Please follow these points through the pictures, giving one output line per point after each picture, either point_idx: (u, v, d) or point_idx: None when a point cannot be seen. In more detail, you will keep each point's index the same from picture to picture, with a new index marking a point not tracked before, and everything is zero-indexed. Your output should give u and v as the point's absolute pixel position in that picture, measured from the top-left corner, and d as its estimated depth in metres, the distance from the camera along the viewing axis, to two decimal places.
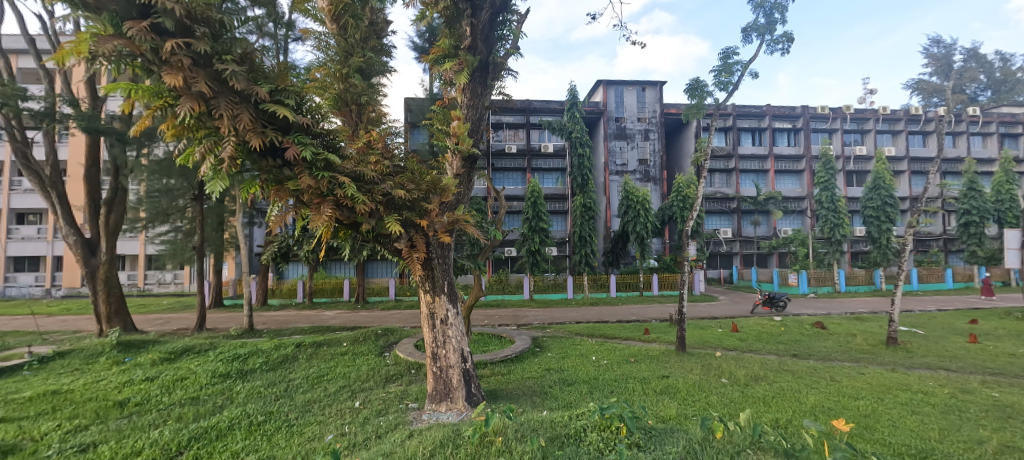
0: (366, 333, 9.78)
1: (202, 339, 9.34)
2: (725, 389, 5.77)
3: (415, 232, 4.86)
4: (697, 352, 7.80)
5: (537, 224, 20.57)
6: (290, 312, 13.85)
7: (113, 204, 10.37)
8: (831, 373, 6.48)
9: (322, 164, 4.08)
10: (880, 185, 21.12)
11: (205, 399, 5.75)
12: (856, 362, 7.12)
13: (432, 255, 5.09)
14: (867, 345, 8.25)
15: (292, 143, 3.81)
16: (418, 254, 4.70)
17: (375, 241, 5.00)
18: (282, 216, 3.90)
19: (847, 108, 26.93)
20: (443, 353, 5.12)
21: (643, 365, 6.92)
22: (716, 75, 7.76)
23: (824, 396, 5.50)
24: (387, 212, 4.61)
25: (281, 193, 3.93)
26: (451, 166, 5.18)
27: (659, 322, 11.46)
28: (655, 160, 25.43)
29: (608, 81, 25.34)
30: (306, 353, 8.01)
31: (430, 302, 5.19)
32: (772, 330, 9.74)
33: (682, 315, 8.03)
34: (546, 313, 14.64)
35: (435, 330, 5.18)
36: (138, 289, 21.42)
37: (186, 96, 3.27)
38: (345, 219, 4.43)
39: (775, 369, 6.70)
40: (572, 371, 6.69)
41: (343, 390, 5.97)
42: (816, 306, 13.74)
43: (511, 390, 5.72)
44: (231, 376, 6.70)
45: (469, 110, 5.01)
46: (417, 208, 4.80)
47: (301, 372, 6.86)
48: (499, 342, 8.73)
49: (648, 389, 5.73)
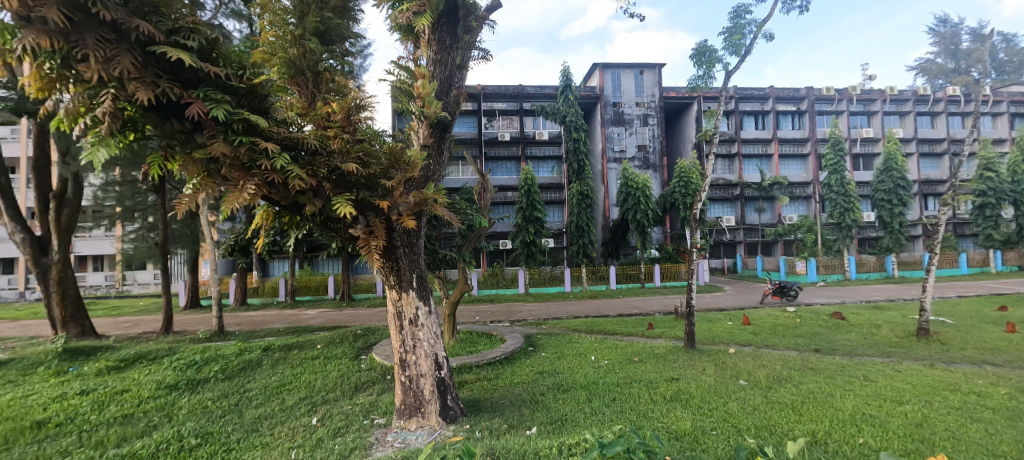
0: (344, 333, 8.98)
1: (164, 344, 8.52)
2: (748, 393, 4.95)
3: (375, 215, 4.03)
4: (707, 349, 6.98)
5: (531, 214, 19.78)
6: (270, 312, 13.03)
7: (65, 198, 9.39)
8: (864, 372, 5.69)
9: (242, 126, 3.20)
10: (891, 167, 20.35)
11: (140, 418, 4.92)
12: (887, 358, 6.33)
13: (398, 245, 4.23)
14: (894, 336, 7.45)
15: (197, 98, 2.97)
16: (376, 241, 3.83)
17: (329, 229, 4.16)
18: (192, 196, 3.08)
19: (853, 88, 26.07)
20: (413, 359, 4.30)
21: (649, 366, 6.09)
22: (726, 38, 6.87)
23: (861, 400, 4.72)
24: (337, 190, 3.79)
25: (189, 166, 3.09)
26: (418, 135, 4.34)
27: (662, 315, 10.68)
28: (654, 146, 24.49)
29: (603, 65, 24.56)
30: (272, 358, 7.18)
31: (396, 300, 4.35)
32: (787, 322, 8.93)
33: (690, 308, 7.16)
34: (543, 308, 13.83)
35: (403, 332, 4.33)
36: (117, 291, 20.67)
37: (30, 27, 2.42)
38: (283, 200, 3.61)
39: (798, 367, 5.91)
40: (568, 374, 5.86)
41: (303, 403, 5.14)
42: (830, 295, 12.92)
43: (495, 400, 4.92)
44: (179, 388, 5.85)
45: (436, 66, 4.24)
46: (377, 187, 3.97)
47: (261, 381, 6.03)
48: (487, 342, 7.89)
49: (656, 395, 4.94)
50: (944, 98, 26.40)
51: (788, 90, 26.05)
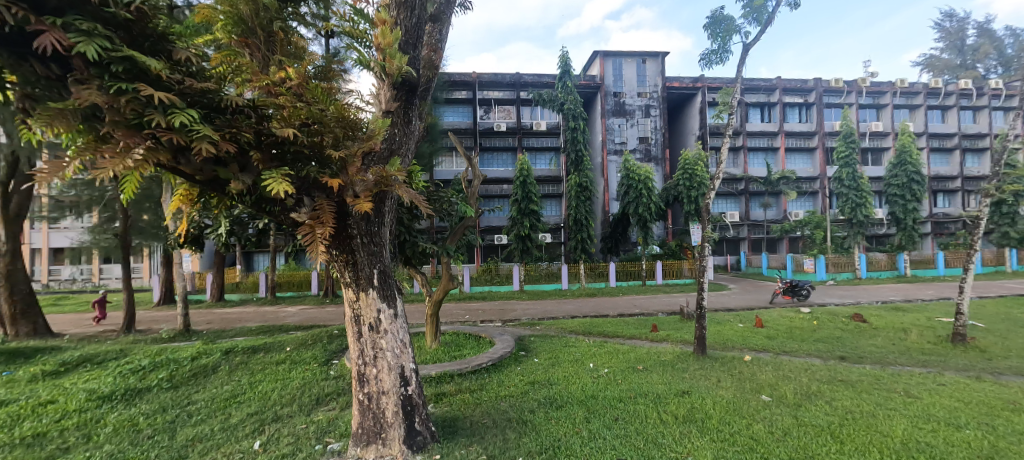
0: (319, 334, 8.18)
1: (119, 345, 7.73)
2: (775, 413, 4.19)
3: (323, 196, 3.24)
4: (719, 356, 6.22)
5: (527, 207, 19.08)
6: (247, 309, 12.22)
7: (12, 184, 8.44)
8: (902, 385, 4.95)
9: (130, 71, 2.40)
10: (905, 161, 19.56)
11: (51, 439, 4.12)
12: (925, 368, 5.59)
13: (353, 233, 3.42)
14: (926, 342, 6.72)
15: (53, 26, 2.15)
16: (323, 228, 3.00)
17: (270, 217, 3.39)
18: (61, 164, 2.30)
19: (862, 80, 25.27)
20: (374, 373, 3.53)
21: (655, 376, 5.33)
22: (746, 4, 6.08)
23: (908, 423, 3.98)
24: (270, 164, 2.99)
25: (53, 123, 2.29)
26: (378, 97, 3.55)
27: (666, 316, 9.95)
28: (656, 137, 23.68)
29: (604, 52, 23.69)
30: (232, 362, 6.40)
31: (353, 301, 3.56)
32: (803, 324, 8.19)
33: (701, 310, 6.39)
34: (538, 306, 13.11)
35: (361, 340, 3.55)
36: (94, 285, 20.58)
37: None
38: (198, 174, 2.84)
39: (826, 379, 5.16)
40: (564, 385, 5.10)
41: (250, 421, 4.36)
42: (844, 294, 12.23)
43: (476, 420, 4.15)
44: (113, 399, 5.06)
45: (401, 11, 3.47)
46: (325, 161, 3.18)
47: (210, 392, 5.25)
48: (475, 345, 7.16)
49: (666, 414, 4.17)
50: (956, 92, 25.72)
51: (796, 81, 25.26)
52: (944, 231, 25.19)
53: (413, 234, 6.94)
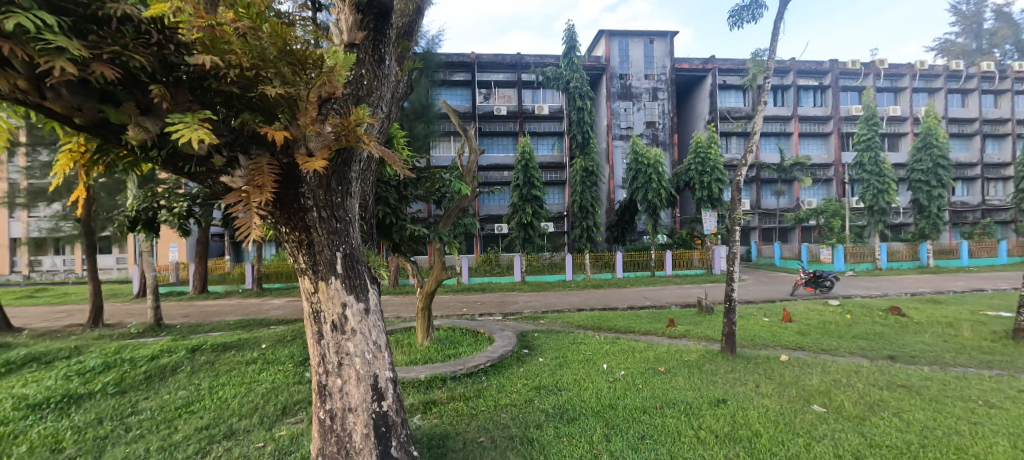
0: (300, 329, 7.41)
1: (76, 342, 6.98)
2: (836, 430, 3.41)
3: (263, 153, 2.41)
4: (751, 355, 5.44)
5: (529, 193, 18.29)
6: (232, 301, 11.50)
7: None
8: (978, 393, 4.15)
9: None
10: (931, 144, 18.81)
11: None
12: (993, 370, 4.80)
13: (308, 204, 2.61)
14: (982, 339, 5.94)
15: None
16: (261, 193, 2.18)
17: (198, 183, 2.59)
18: None
19: (880, 62, 24.34)
20: (338, 384, 2.75)
21: (680, 380, 4.57)
22: None
23: (1006, 443, 3.19)
24: (184, 105, 2.17)
25: None
26: (341, 28, 2.76)
27: (680, 309, 9.14)
28: (663, 122, 22.77)
29: (610, 32, 22.59)
30: (196, 362, 5.62)
31: (311, 294, 2.76)
32: (836, 318, 7.40)
33: (730, 302, 5.59)
34: (541, 298, 12.36)
35: (322, 341, 2.76)
36: (77, 276, 19.87)
37: None
38: (77, 116, 2.02)
39: (883, 384, 4.39)
40: (575, 392, 4.31)
41: (196, 438, 3.59)
42: (871, 286, 11.42)
43: (471, 439, 3.37)
44: (46, 408, 4.29)
45: None
46: (267, 105, 2.35)
47: (161, 399, 4.47)
48: (473, 341, 6.42)
49: (706, 433, 3.37)
50: (977, 74, 24.78)
51: (810, 63, 24.27)
52: (963, 220, 24.42)
53: (401, 217, 6.09)
